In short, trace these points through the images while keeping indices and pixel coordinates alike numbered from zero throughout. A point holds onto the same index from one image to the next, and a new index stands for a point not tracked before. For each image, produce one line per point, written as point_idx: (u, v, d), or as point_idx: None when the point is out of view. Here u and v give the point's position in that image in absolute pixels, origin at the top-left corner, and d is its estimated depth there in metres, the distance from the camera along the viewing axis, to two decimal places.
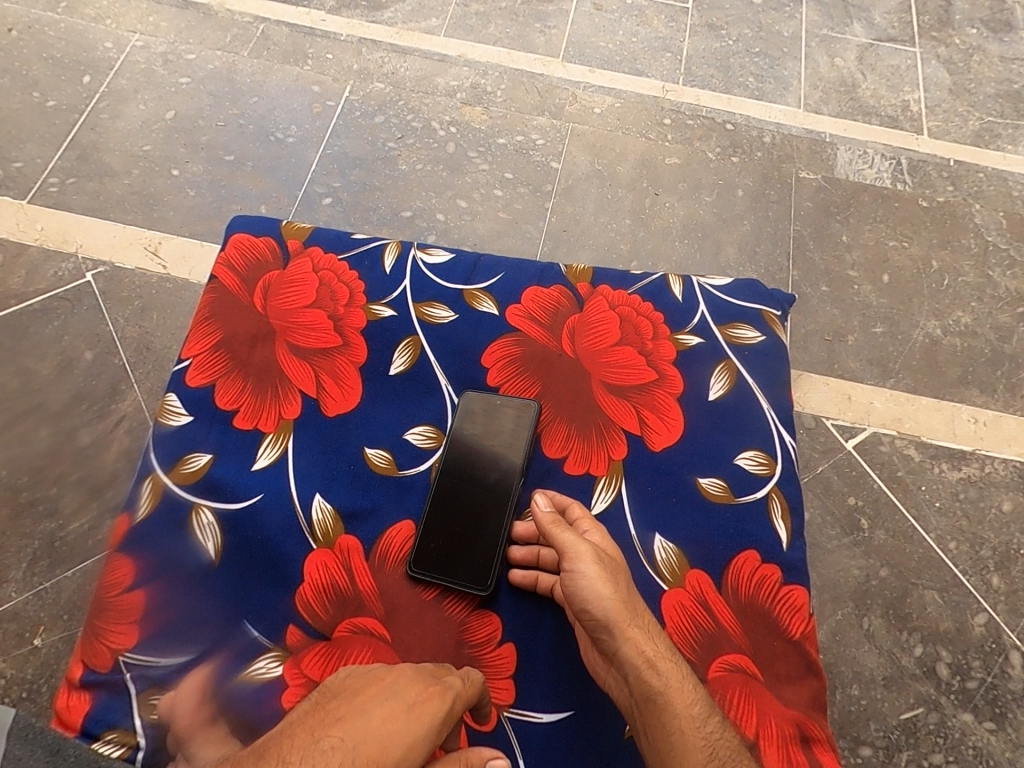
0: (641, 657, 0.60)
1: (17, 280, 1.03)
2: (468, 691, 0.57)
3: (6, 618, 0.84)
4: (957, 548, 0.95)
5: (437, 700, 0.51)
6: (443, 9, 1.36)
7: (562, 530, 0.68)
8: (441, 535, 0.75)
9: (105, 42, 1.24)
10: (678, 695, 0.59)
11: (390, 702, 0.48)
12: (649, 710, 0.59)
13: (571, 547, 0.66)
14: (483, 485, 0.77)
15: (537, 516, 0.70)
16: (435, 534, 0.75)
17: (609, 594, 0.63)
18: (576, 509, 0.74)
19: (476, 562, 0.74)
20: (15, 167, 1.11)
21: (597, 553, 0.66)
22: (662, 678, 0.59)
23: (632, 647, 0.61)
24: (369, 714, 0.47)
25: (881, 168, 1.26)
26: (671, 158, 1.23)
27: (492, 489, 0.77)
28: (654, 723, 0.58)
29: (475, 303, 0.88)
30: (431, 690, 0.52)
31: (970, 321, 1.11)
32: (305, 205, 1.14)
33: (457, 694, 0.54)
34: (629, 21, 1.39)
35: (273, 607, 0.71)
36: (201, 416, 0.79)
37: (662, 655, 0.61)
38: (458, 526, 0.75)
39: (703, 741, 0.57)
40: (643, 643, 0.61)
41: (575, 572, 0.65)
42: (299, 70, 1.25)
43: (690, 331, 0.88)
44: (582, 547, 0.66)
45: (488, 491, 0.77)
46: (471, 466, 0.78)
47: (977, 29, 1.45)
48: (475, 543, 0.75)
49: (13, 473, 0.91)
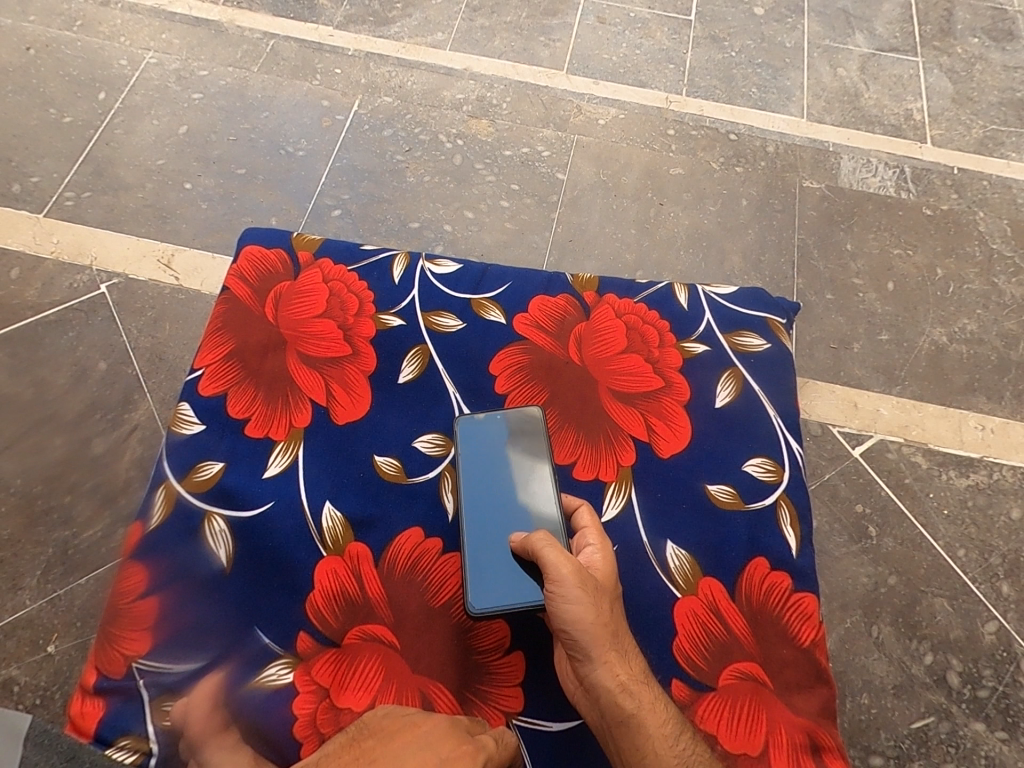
0: (615, 681, 0.61)
1: (33, 292, 1.05)
2: (501, 753, 0.59)
3: (21, 625, 0.85)
4: (966, 556, 0.94)
5: (467, 760, 0.54)
6: (449, 23, 1.38)
7: (546, 549, 0.65)
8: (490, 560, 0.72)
9: (120, 60, 1.27)
10: (650, 716, 0.61)
11: (424, 754, 0.53)
12: (621, 730, 0.61)
13: (555, 566, 0.64)
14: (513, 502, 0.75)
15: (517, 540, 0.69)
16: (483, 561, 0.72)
17: (590, 619, 0.62)
18: (584, 515, 0.73)
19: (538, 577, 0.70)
20: (31, 181, 1.14)
21: (581, 575, 0.64)
22: (634, 700, 0.61)
23: (606, 672, 0.62)
24: (403, 762, 0.52)
25: (885, 176, 1.27)
26: (675, 168, 1.25)
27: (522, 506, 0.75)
28: (626, 744, 0.60)
29: (483, 312, 0.89)
30: (464, 748, 0.55)
31: (975, 329, 1.11)
32: (315, 217, 1.16)
33: (489, 756, 0.57)
34: (632, 34, 1.41)
35: (284, 614, 0.72)
36: (213, 425, 0.80)
37: (636, 677, 0.62)
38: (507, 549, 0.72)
39: (675, 757, 0.60)
40: (618, 667, 0.62)
41: (557, 593, 0.63)
42: (309, 85, 1.28)
43: (696, 339, 0.89)
44: (564, 568, 0.64)
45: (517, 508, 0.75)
46: (498, 483, 0.76)
47: (979, 38, 1.46)
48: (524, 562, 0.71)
49: (28, 482, 0.93)
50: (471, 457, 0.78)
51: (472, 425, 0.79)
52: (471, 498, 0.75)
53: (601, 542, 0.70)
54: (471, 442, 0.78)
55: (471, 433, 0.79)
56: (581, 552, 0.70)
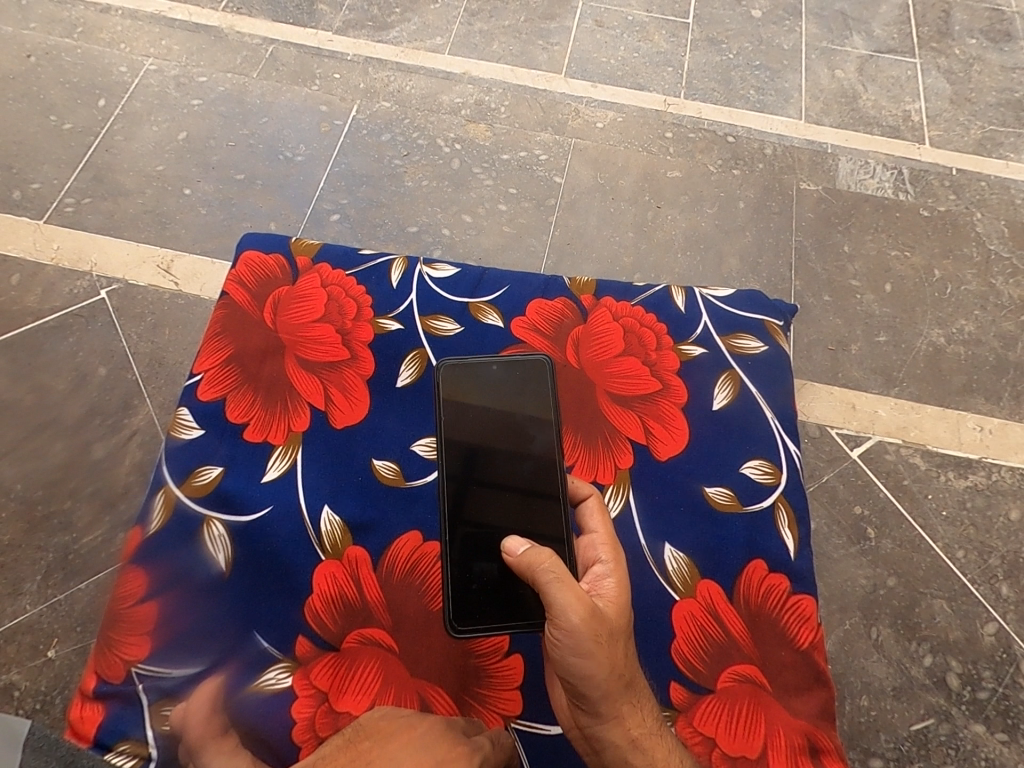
0: (625, 738, 0.60)
1: (33, 298, 1.06)
2: (496, 755, 0.61)
3: (21, 630, 0.85)
4: (965, 557, 0.94)
5: (463, 761, 0.55)
6: (447, 28, 1.39)
7: (555, 593, 0.59)
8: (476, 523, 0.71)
9: (120, 66, 1.28)
10: None
11: (420, 756, 0.54)
12: None
13: (563, 610, 0.58)
14: (500, 447, 0.74)
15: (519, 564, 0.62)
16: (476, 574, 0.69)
17: (601, 674, 0.58)
18: (592, 514, 0.70)
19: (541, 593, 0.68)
20: (31, 188, 1.14)
21: (594, 628, 0.58)
22: (645, 756, 0.60)
23: (617, 728, 0.60)
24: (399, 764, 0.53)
25: (883, 178, 1.27)
26: (673, 171, 1.25)
27: (511, 452, 0.73)
28: None
29: (480, 315, 0.89)
30: (460, 750, 0.56)
31: (973, 330, 1.11)
32: (314, 222, 1.16)
33: (485, 757, 0.57)
34: (630, 37, 1.41)
35: (283, 618, 0.72)
36: (212, 429, 0.80)
37: (648, 731, 0.61)
38: (493, 502, 0.71)
39: None
40: (629, 723, 0.60)
41: (565, 646, 0.59)
42: (307, 90, 1.29)
43: (694, 342, 0.89)
44: (574, 616, 0.58)
45: (504, 453, 0.73)
46: (485, 429, 0.75)
47: (977, 39, 1.46)
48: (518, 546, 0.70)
49: (29, 488, 0.93)
50: (458, 401, 0.76)
51: (462, 368, 0.77)
52: (456, 442, 0.74)
53: (615, 564, 0.66)
54: (460, 386, 0.77)
55: (459, 376, 0.77)
56: (590, 571, 0.66)
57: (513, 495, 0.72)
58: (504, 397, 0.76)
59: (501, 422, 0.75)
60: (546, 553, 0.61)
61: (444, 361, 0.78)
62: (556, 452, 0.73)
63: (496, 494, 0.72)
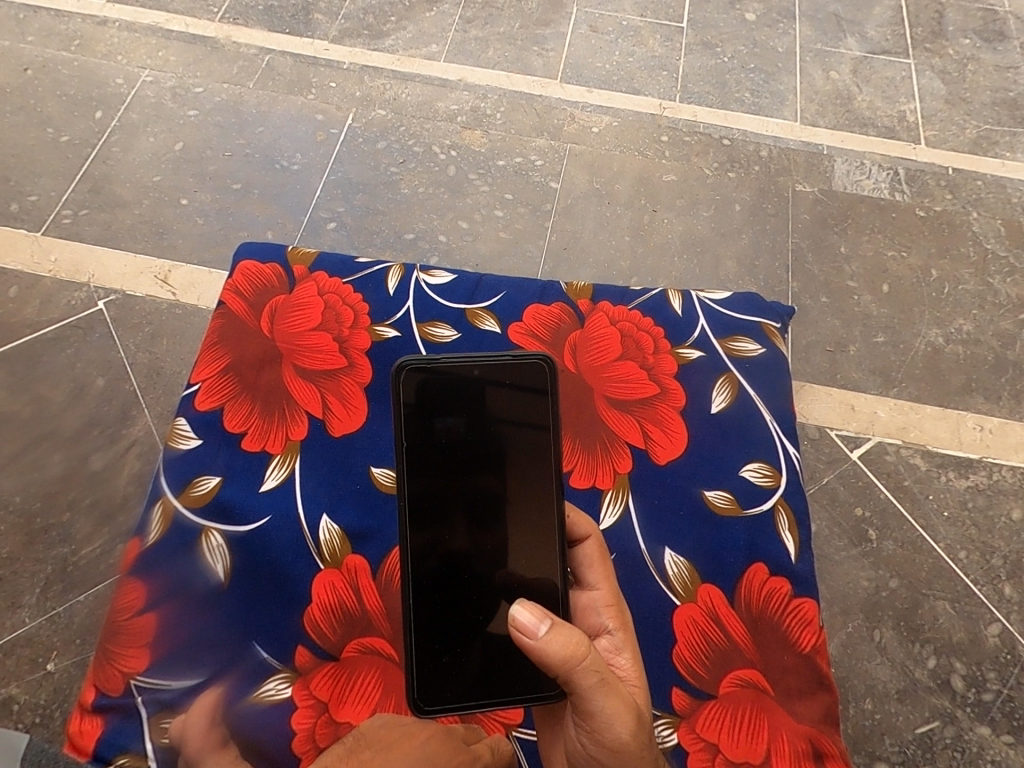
0: None
1: (31, 310, 1.06)
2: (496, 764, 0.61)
3: (20, 643, 0.85)
4: (967, 558, 0.94)
5: None
6: (443, 35, 1.40)
7: (602, 705, 0.56)
8: (451, 570, 0.60)
9: (116, 78, 1.28)
10: None
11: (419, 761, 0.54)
12: None
13: (608, 716, 0.56)
14: (480, 477, 0.61)
15: (552, 664, 0.54)
16: (449, 645, 0.61)
17: None
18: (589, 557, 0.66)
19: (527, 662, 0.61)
20: (29, 200, 1.15)
21: (639, 736, 0.57)
22: None
23: None
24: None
25: (879, 178, 1.28)
26: (668, 175, 1.25)
27: (494, 484, 0.61)
28: None
29: (477, 321, 0.89)
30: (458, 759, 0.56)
31: (971, 329, 1.11)
32: (310, 230, 1.16)
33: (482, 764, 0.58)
34: (625, 42, 1.42)
35: (282, 627, 0.72)
36: (209, 440, 0.80)
37: None
38: (470, 544, 0.61)
39: None
40: None
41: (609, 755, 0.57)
42: (303, 100, 1.29)
43: (691, 345, 0.89)
44: (622, 726, 0.56)
45: (484, 483, 0.61)
46: (462, 451, 0.61)
47: (970, 39, 1.47)
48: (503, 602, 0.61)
49: (27, 500, 0.93)
50: (428, 411, 0.61)
51: (434, 373, 0.61)
52: (424, 466, 0.60)
53: (625, 636, 0.64)
54: (431, 395, 0.61)
55: (430, 383, 0.61)
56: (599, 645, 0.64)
57: (498, 537, 0.61)
58: (488, 412, 0.61)
59: (483, 446, 0.61)
60: (581, 647, 0.54)
61: (408, 361, 0.60)
62: (553, 494, 0.61)
63: (475, 534, 0.61)
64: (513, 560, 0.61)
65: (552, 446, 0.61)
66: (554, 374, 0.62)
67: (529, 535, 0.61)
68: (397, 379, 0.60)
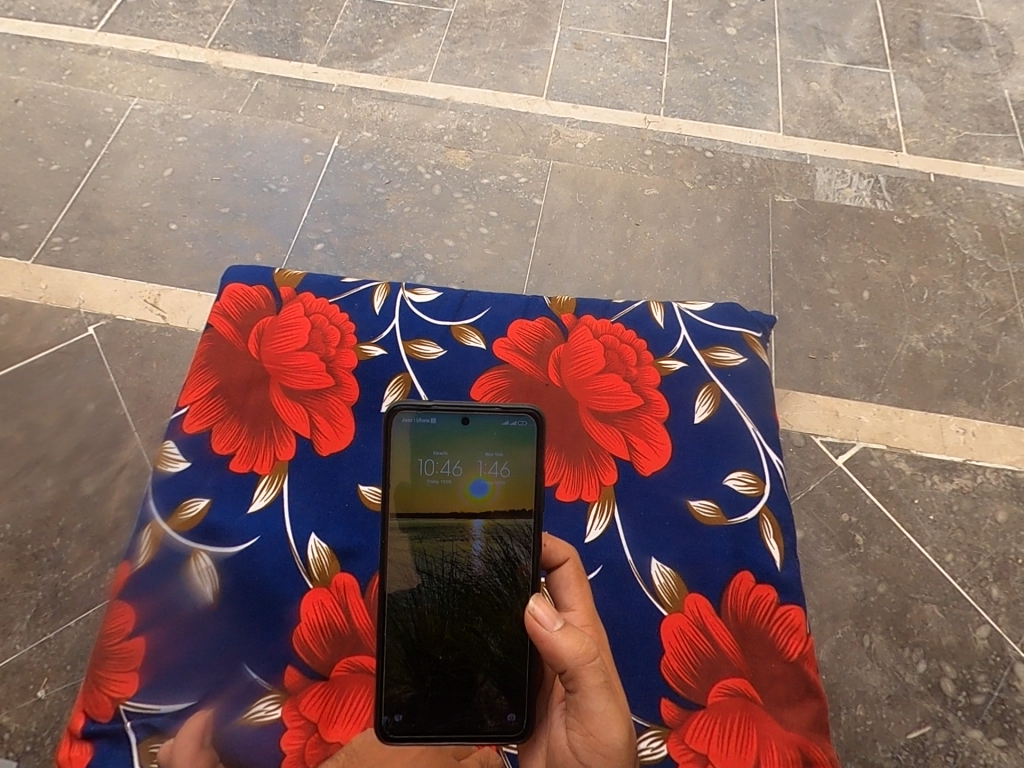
0: None
1: (21, 337, 1.07)
2: None
3: (10, 670, 0.85)
4: (954, 561, 0.94)
5: None
6: (430, 56, 1.43)
7: (602, 706, 0.56)
8: (426, 602, 0.62)
9: (106, 107, 1.30)
10: None
11: None
12: None
13: (606, 720, 0.57)
14: (460, 517, 0.62)
15: (564, 656, 0.56)
16: (417, 679, 0.61)
17: None
18: (569, 580, 0.67)
19: (490, 699, 0.62)
20: (20, 229, 1.16)
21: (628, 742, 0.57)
22: None
23: None
24: None
25: (860, 187, 1.30)
26: (650, 189, 1.27)
27: (473, 524, 0.62)
28: None
29: (462, 338, 0.90)
30: None
31: (952, 333, 1.13)
32: (298, 252, 1.18)
33: None
34: (609, 58, 1.45)
35: (271, 647, 0.72)
36: (198, 462, 0.80)
37: None
38: (446, 578, 0.62)
39: None
40: None
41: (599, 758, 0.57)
42: (291, 123, 1.31)
43: (673, 356, 0.90)
44: (618, 728, 0.57)
45: (464, 523, 0.62)
46: (446, 491, 0.62)
47: (947, 48, 1.50)
48: (472, 636, 0.62)
49: (18, 527, 0.93)
50: (417, 451, 0.63)
51: (424, 415, 0.62)
52: (408, 503, 0.62)
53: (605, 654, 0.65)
54: (420, 437, 0.63)
55: (420, 425, 0.63)
56: None
57: (474, 575, 0.62)
58: (474, 455, 0.63)
59: (464, 488, 0.63)
60: (592, 647, 0.56)
61: (401, 405, 0.62)
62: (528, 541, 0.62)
63: (449, 569, 0.62)
64: (488, 598, 0.62)
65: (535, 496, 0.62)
66: (542, 425, 0.63)
67: (504, 576, 0.62)
68: (390, 418, 0.62)
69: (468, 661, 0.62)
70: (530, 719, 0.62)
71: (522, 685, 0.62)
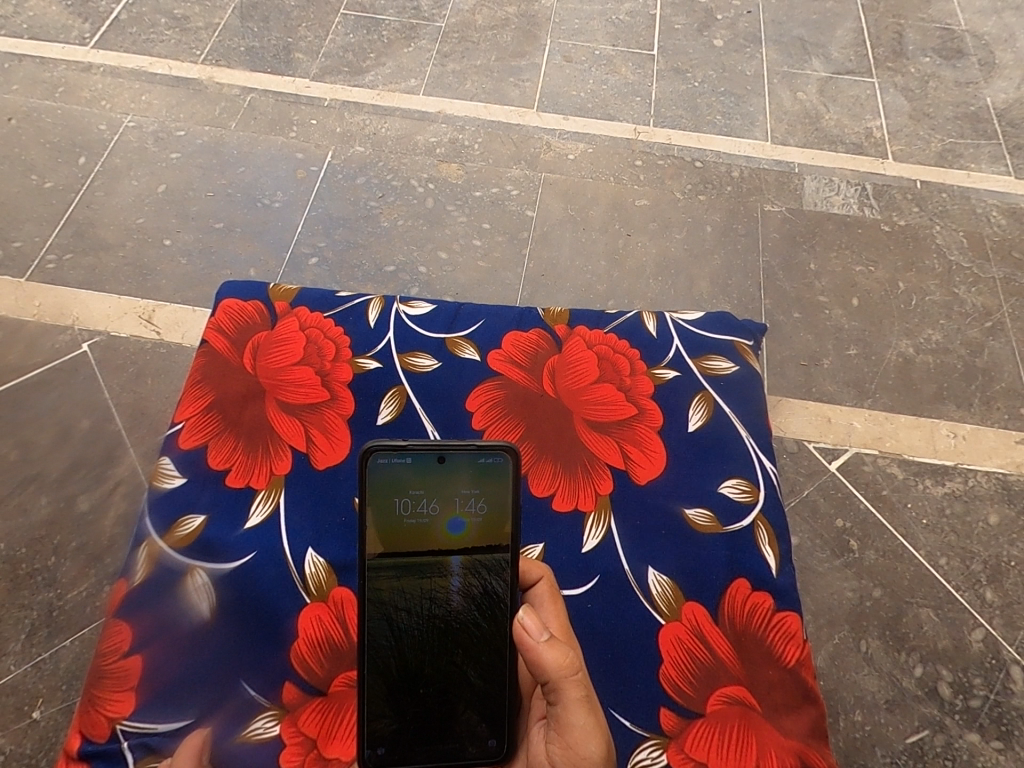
0: None
1: (14, 355, 1.07)
2: None
3: (4, 692, 0.84)
4: (948, 564, 0.95)
5: None
6: (421, 69, 1.44)
7: (581, 719, 0.57)
8: (405, 639, 0.62)
9: (99, 124, 1.31)
10: None
11: None
12: None
13: (585, 733, 0.56)
14: (437, 554, 0.63)
15: (550, 666, 0.57)
16: (398, 711, 0.61)
17: None
18: (545, 596, 0.67)
19: (471, 728, 0.62)
20: (14, 246, 1.16)
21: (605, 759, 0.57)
22: None
23: None
24: None
25: (848, 194, 1.32)
26: (641, 200, 1.29)
27: (451, 561, 0.63)
28: None
29: (457, 350, 0.91)
30: None
31: (940, 338, 1.14)
32: (292, 267, 1.18)
33: None
34: (598, 70, 1.47)
35: (269, 663, 0.71)
36: (193, 478, 0.80)
37: None
38: (425, 614, 0.62)
39: None
40: None
41: None
42: (284, 138, 1.32)
43: (666, 365, 0.91)
44: (596, 741, 0.56)
45: (442, 559, 0.63)
46: (423, 529, 0.63)
47: (930, 58, 1.53)
48: (452, 669, 0.63)
49: (11, 546, 0.93)
50: (395, 490, 0.63)
51: (401, 455, 0.63)
52: (385, 541, 0.63)
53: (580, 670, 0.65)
54: (396, 476, 0.63)
55: (396, 465, 0.63)
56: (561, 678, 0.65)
57: (453, 610, 0.62)
58: (451, 492, 0.63)
59: (441, 525, 0.63)
60: (575, 661, 0.58)
61: (375, 445, 0.62)
62: (506, 572, 0.63)
63: (427, 604, 0.62)
64: (467, 630, 0.63)
65: (512, 530, 0.63)
66: (517, 463, 0.63)
67: (481, 608, 0.63)
68: (365, 461, 0.62)
69: (448, 692, 0.62)
70: (511, 746, 0.62)
71: (504, 712, 0.62)
